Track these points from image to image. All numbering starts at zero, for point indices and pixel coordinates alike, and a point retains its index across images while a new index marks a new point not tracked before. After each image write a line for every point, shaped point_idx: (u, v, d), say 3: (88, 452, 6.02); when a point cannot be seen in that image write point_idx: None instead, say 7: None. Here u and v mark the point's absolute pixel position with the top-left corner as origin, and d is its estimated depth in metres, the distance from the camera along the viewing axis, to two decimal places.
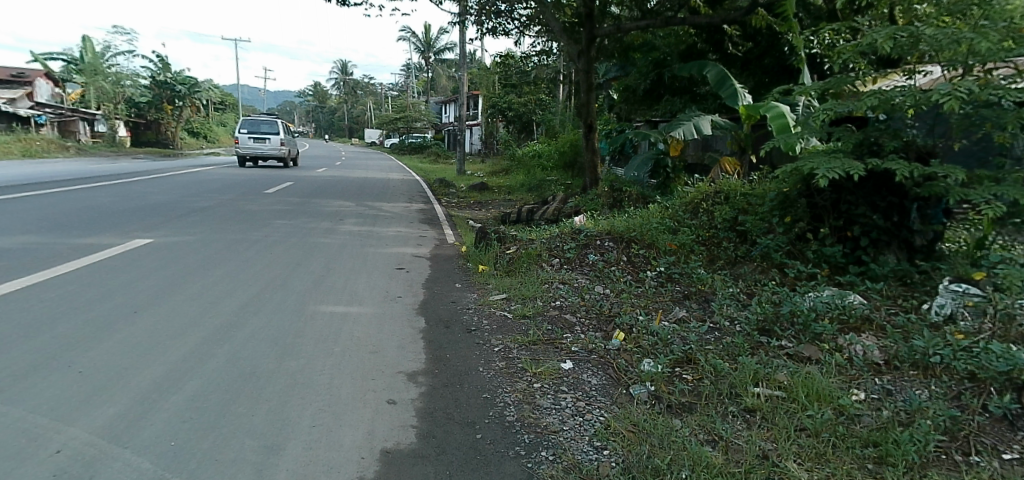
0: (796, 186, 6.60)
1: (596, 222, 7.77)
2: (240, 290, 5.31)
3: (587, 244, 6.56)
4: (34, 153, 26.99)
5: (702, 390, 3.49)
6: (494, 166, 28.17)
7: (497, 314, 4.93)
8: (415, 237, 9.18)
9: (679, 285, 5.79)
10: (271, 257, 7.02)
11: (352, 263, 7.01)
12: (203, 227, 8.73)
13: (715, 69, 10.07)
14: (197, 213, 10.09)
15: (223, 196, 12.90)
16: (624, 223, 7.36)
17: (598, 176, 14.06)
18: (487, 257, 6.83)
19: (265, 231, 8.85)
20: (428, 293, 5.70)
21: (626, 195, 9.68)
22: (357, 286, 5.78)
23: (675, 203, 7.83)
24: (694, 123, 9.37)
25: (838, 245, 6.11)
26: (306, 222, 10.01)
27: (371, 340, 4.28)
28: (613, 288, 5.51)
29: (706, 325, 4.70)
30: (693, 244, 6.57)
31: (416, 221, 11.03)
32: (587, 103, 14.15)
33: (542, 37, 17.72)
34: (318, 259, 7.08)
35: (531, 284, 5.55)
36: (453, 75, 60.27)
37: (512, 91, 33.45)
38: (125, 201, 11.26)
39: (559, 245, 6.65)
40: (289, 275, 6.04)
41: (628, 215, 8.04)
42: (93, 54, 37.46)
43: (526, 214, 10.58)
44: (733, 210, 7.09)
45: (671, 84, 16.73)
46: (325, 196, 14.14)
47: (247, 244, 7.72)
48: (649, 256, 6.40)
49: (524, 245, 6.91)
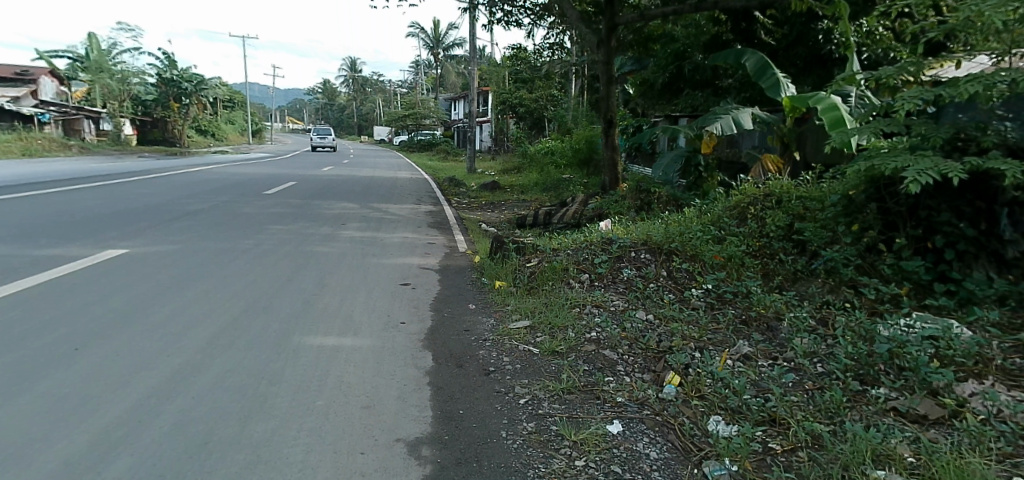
0: (864, 189, 5.66)
1: (627, 230, 6.85)
2: (217, 315, 4.48)
3: (622, 256, 5.66)
4: (35, 151, 26.32)
5: (805, 473, 2.60)
6: (505, 165, 27.27)
7: (520, 349, 4.02)
8: (423, 244, 8.30)
9: (734, 308, 4.87)
10: (262, 269, 6.18)
11: (352, 277, 6.13)
12: (189, 234, 7.90)
13: (755, 56, 9.06)
14: (186, 218, 9.26)
15: (218, 199, 12.06)
16: (659, 230, 6.46)
17: (618, 175, 13.23)
18: (503, 272, 5.93)
19: (256, 238, 7.99)
20: (438, 317, 4.80)
21: (656, 197, 8.78)
22: (356, 308, 4.93)
23: (717, 207, 6.89)
24: (733, 116, 8.40)
25: (918, 259, 5.16)
26: (303, 228, 9.14)
27: (366, 386, 3.40)
28: (658, 313, 4.59)
29: (782, 366, 3.75)
30: (744, 256, 5.64)
31: (423, 225, 10.16)
32: (607, 96, 13.22)
33: (557, 28, 16.78)
34: (315, 272, 6.23)
35: (558, 308, 4.63)
36: (463, 72, 59.44)
37: (523, 87, 32.55)
38: (112, 203, 10.46)
39: (589, 256, 5.75)
40: (278, 294, 5.19)
41: (661, 221, 7.11)
42: (99, 51, 36.88)
43: (543, 217, 9.78)
44: (787, 216, 6.12)
45: (691, 78, 15.73)
46: (328, 198, 13.27)
47: (234, 254, 6.88)
48: (694, 270, 5.48)
49: (547, 257, 5.96)
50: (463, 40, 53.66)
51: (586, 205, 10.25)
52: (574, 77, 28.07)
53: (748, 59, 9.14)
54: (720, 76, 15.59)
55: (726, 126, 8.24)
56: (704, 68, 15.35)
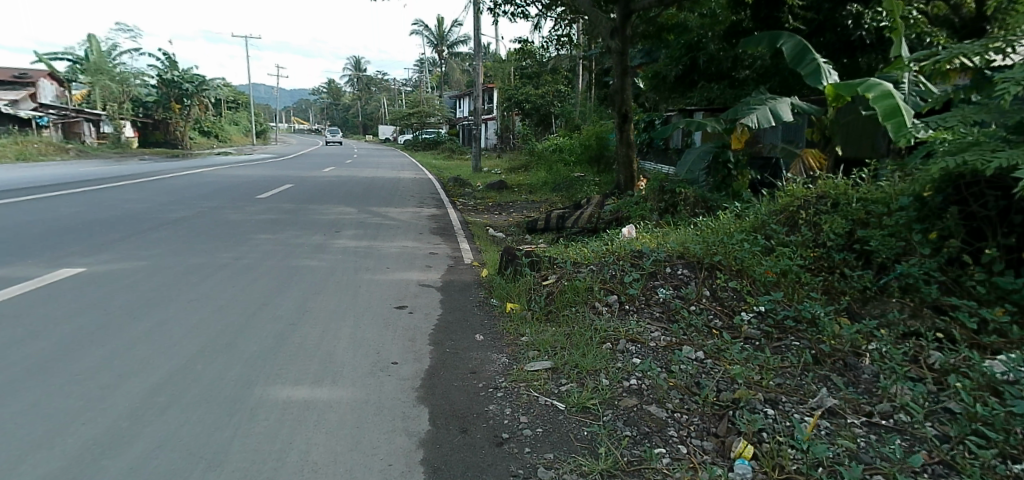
0: (943, 190, 4.75)
1: (657, 240, 5.96)
2: (164, 358, 3.67)
3: (657, 273, 4.77)
4: (30, 156, 25.52)
5: None
6: (511, 163, 26.36)
7: (539, 403, 3.15)
8: (424, 254, 7.45)
9: (798, 340, 3.99)
10: (235, 290, 5.35)
11: (340, 298, 5.28)
12: (161, 247, 7.06)
13: (792, 40, 8.14)
14: (164, 228, 8.43)
15: (207, 204, 11.23)
16: (694, 240, 5.58)
17: (634, 173, 12.37)
18: (515, 292, 5.05)
19: (238, 251, 7.16)
20: (438, 354, 3.95)
21: (682, 198, 7.91)
22: (339, 342, 4.09)
23: (759, 212, 6.01)
24: (770, 107, 7.49)
25: (1013, 274, 4.24)
26: (292, 237, 8.29)
27: (337, 470, 2.57)
28: (708, 350, 3.69)
29: (883, 431, 2.87)
30: (800, 271, 4.75)
31: (425, 231, 9.31)
32: (620, 89, 12.31)
33: (566, 18, 15.87)
34: (298, 293, 5.39)
35: (584, 344, 3.75)
36: (467, 69, 58.60)
37: (529, 83, 31.73)
38: (89, 211, 9.63)
39: (617, 271, 4.87)
40: (248, 325, 4.37)
41: (696, 229, 6.24)
42: (97, 53, 36.14)
43: (557, 221, 8.99)
44: (846, 221, 5.22)
45: (704, 70, 14.84)
46: (324, 202, 12.42)
47: (207, 272, 6.04)
48: (743, 290, 4.58)
49: (567, 273, 5.06)
50: (467, 37, 52.88)
51: (602, 207, 9.41)
52: (581, 71, 27.14)
53: (784, 43, 8.22)
54: (737, 68, 14.52)
55: (764, 119, 7.33)
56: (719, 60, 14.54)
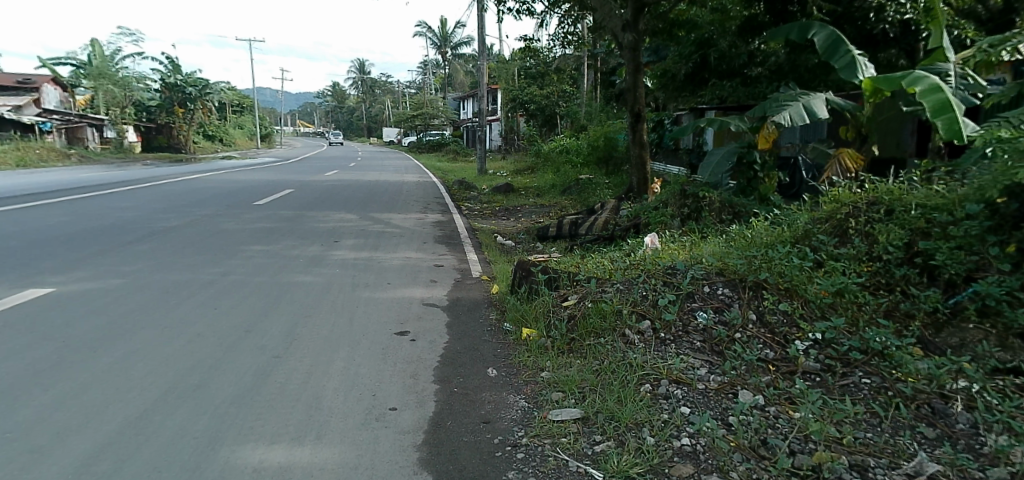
0: (1021, 195, 4.14)
1: (687, 254, 5.36)
2: (120, 405, 3.14)
3: (695, 293, 4.17)
4: (30, 162, 25.05)
5: None
6: (517, 165, 25.84)
7: (572, 471, 2.54)
8: (429, 266, 6.89)
9: (869, 377, 3.41)
10: (219, 312, 4.79)
11: (335, 321, 4.71)
12: (144, 262, 6.51)
13: (825, 31, 7.52)
14: (152, 240, 7.86)
15: (201, 213, 10.68)
16: (729, 253, 4.98)
17: (647, 176, 11.77)
18: (532, 316, 4.43)
19: (227, 265, 6.59)
20: (444, 396, 3.36)
21: (707, 204, 7.28)
22: (330, 381, 3.51)
23: (800, 220, 5.40)
24: (803, 103, 6.88)
25: None
26: (287, 249, 7.72)
27: None
28: (768, 395, 3.10)
29: None
30: (858, 290, 4.14)
31: (430, 240, 8.76)
32: (633, 87, 11.72)
33: (574, 14, 15.28)
34: (288, 314, 4.82)
35: (618, 387, 3.16)
36: (471, 70, 58.27)
37: (534, 84, 31.28)
38: (75, 221, 9.08)
39: (648, 290, 4.26)
40: (227, 358, 3.82)
41: (728, 241, 5.64)
42: (100, 58, 35.80)
43: (569, 228, 8.50)
44: (904, 230, 4.58)
45: (715, 68, 14.41)
46: (323, 208, 11.87)
47: (191, 290, 5.48)
48: (794, 313, 3.99)
49: (588, 292, 4.45)
50: (471, 38, 52.62)
51: (618, 213, 8.86)
52: (587, 70, 26.66)
53: (816, 34, 7.60)
54: (749, 65, 14.10)
55: (797, 116, 6.73)
56: (731, 57, 14.10)
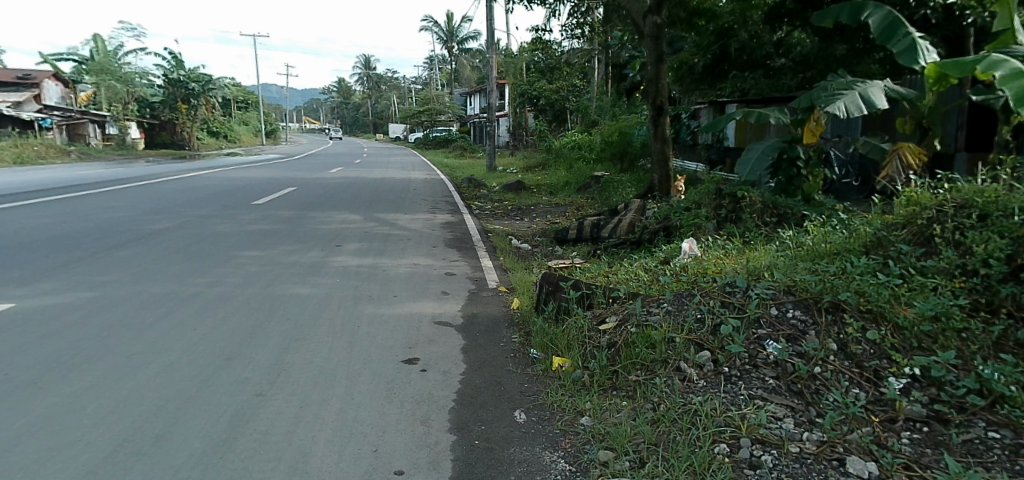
0: None
1: (736, 266, 4.66)
2: (55, 467, 2.50)
3: (762, 317, 3.45)
4: (27, 160, 24.48)
5: None
6: (526, 161, 25.15)
7: None
8: (439, 275, 6.22)
9: (996, 431, 2.70)
10: (198, 334, 4.14)
11: (331, 344, 4.04)
12: (123, 270, 5.88)
13: (880, 12, 6.81)
14: (136, 245, 7.22)
15: (195, 214, 10.03)
16: (790, 264, 4.29)
17: (670, 173, 11.05)
18: (565, 345, 3.72)
19: (216, 274, 5.94)
20: (462, 452, 2.69)
21: (747, 204, 6.56)
22: (320, 430, 2.86)
23: (869, 228, 4.67)
24: (860, 92, 6.18)
25: None
26: (283, 254, 7.06)
27: None
28: (881, 462, 2.44)
29: None
30: (961, 316, 3.41)
31: (439, 243, 8.11)
32: (655, 78, 10.95)
33: (587, 3, 14.53)
34: (278, 335, 4.17)
35: (686, 450, 2.49)
36: (478, 65, 57.65)
37: (542, 78, 30.60)
38: (57, 224, 8.45)
39: (705, 311, 3.55)
40: (198, 397, 3.17)
41: (781, 251, 4.93)
42: (103, 54, 35.31)
43: (591, 230, 7.94)
44: (1007, 238, 3.80)
45: (735, 59, 13.87)
46: (326, 208, 11.23)
47: (170, 304, 4.83)
48: (884, 343, 3.28)
49: (631, 314, 3.74)
50: (477, 33, 52.08)
51: (643, 214, 8.16)
52: (597, 64, 25.97)
53: (871, 15, 6.88)
54: (773, 56, 13.69)
55: (853, 105, 6.02)
56: (752, 47, 13.52)
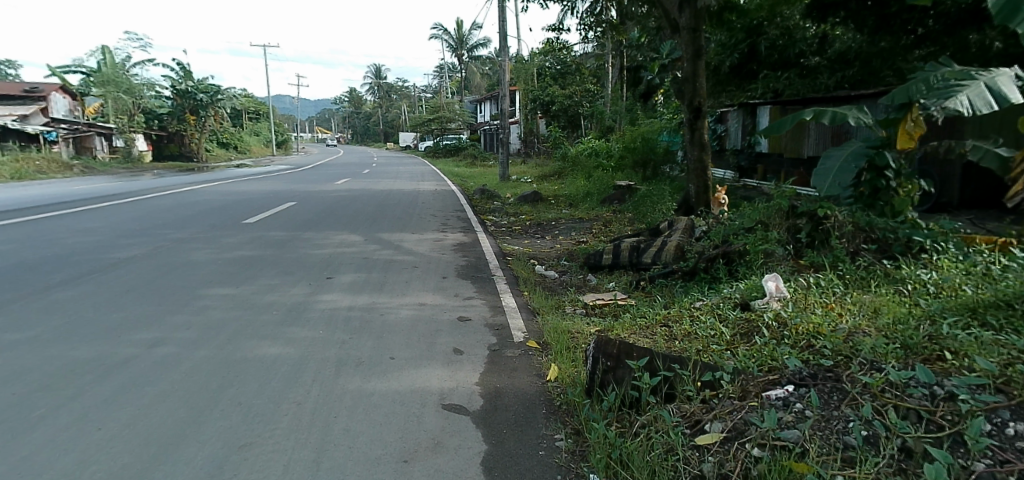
0: None
1: (867, 327, 3.29)
2: None
3: (983, 442, 2.08)
4: (25, 174, 23.42)
5: None
6: (542, 170, 23.80)
7: None
8: (447, 321, 4.92)
9: None
10: (99, 439, 2.87)
11: (289, 457, 2.74)
12: (49, 321, 4.65)
13: None
14: (85, 282, 5.97)
15: (173, 236, 8.81)
16: (965, 332, 2.92)
17: (709, 183, 9.69)
18: (649, 473, 2.38)
19: (166, 324, 4.69)
20: None
21: (835, 226, 5.19)
22: None
23: None
24: (986, 82, 4.87)
25: None
26: (260, 291, 5.81)
27: None
28: None
29: None
30: None
31: (449, 272, 6.85)
32: (692, 76, 9.53)
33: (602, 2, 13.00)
34: (216, 439, 2.90)
35: None
36: (488, 72, 56.57)
37: (556, 83, 29.34)
38: (8, 252, 7.26)
39: (876, 428, 2.22)
40: None
41: (921, 305, 3.56)
42: (110, 65, 34.52)
43: (630, 254, 6.61)
44: None
45: (766, 58, 12.69)
46: (323, 227, 10.01)
47: (85, 379, 3.58)
48: None
49: (751, 424, 2.40)
50: (488, 39, 50.98)
51: (692, 234, 6.80)
52: (615, 67, 24.68)
53: None
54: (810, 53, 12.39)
55: (978, 98, 4.71)
56: (783, 45, 12.43)
